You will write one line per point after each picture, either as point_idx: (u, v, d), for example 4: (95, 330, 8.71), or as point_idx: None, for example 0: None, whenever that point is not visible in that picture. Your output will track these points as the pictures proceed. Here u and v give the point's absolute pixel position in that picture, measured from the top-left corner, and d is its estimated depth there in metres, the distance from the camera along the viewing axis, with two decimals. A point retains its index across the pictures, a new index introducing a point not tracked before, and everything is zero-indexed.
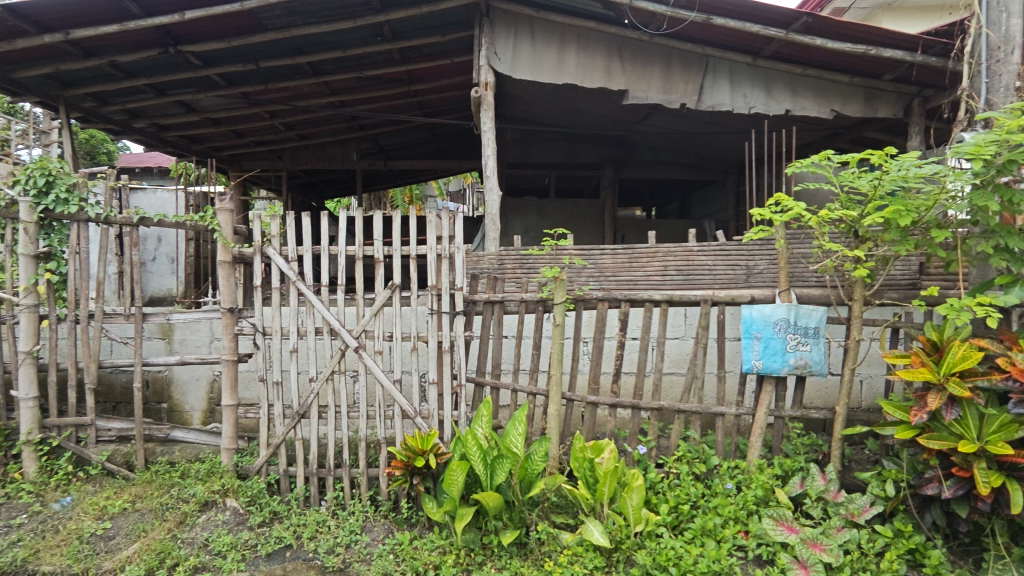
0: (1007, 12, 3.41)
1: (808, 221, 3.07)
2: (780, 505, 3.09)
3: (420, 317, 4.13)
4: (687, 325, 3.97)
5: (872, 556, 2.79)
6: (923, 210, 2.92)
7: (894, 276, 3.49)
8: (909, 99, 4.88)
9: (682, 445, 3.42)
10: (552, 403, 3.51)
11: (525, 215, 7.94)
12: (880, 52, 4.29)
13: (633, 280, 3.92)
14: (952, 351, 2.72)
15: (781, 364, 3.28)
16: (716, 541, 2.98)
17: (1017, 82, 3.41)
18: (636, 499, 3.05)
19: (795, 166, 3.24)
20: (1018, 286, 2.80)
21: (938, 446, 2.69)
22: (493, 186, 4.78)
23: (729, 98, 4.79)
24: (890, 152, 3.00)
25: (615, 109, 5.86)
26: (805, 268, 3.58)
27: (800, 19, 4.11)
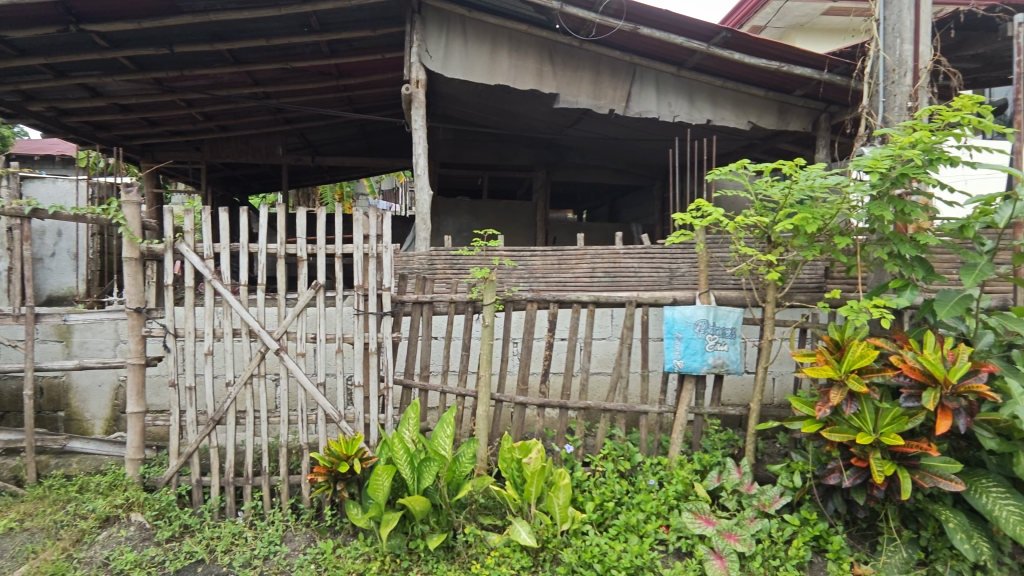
0: (900, 37, 3.72)
1: (725, 226, 3.22)
2: (698, 499, 3.21)
3: (346, 318, 4.00)
4: (613, 326, 4.07)
5: (781, 544, 2.95)
6: (827, 218, 3.12)
7: (803, 280, 3.70)
8: (817, 114, 5.22)
9: (608, 443, 3.49)
10: (479, 404, 3.49)
11: (458, 215, 7.91)
12: (792, 69, 4.57)
13: (562, 281, 3.98)
14: (852, 350, 2.91)
15: (701, 363, 3.41)
16: (639, 537, 3.05)
17: (909, 102, 3.70)
18: (562, 498, 3.10)
19: (714, 173, 3.39)
20: (908, 289, 3.04)
21: (839, 439, 2.88)
22: (423, 185, 4.70)
23: (655, 106, 4.95)
24: (800, 163, 3.19)
25: (547, 112, 5.92)
26: (723, 271, 3.76)
27: (720, 34, 4.31)
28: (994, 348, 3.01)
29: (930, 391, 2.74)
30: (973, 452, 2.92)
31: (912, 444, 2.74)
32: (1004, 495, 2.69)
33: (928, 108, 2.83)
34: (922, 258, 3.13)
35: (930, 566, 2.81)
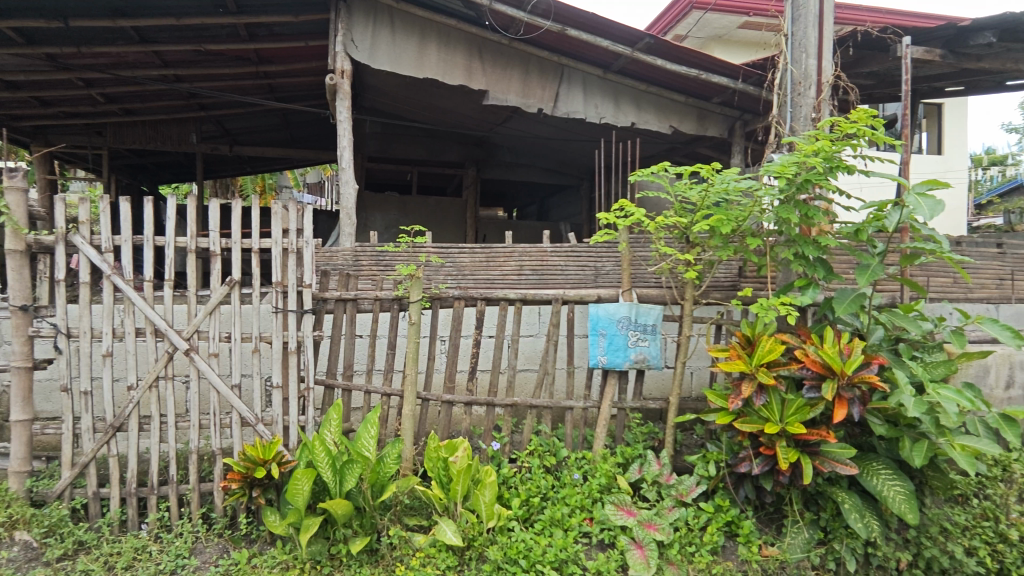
0: (806, 53, 3.98)
1: (646, 226, 3.33)
2: (620, 491, 3.30)
3: (263, 316, 3.82)
4: (541, 324, 4.11)
5: (696, 531, 3.08)
6: (740, 219, 3.28)
7: (719, 279, 3.92)
8: (732, 121, 5.50)
9: (534, 439, 3.52)
10: (405, 403, 3.42)
11: (386, 211, 7.77)
12: (709, 77, 4.79)
13: (489, 278, 4.00)
14: (761, 345, 3.09)
15: (623, 359, 3.51)
16: (564, 530, 3.11)
17: (813, 113, 3.97)
18: (489, 496, 3.10)
19: (637, 174, 3.49)
20: (811, 288, 3.27)
21: (749, 429, 3.04)
22: (348, 178, 4.56)
23: (582, 107, 5.04)
24: (715, 167, 3.34)
25: (477, 109, 5.90)
26: (646, 271, 3.93)
27: (644, 40, 4.45)
28: (884, 342, 3.28)
29: (829, 382, 2.95)
30: (866, 437, 3.16)
31: (813, 432, 2.94)
32: (893, 477, 2.94)
33: (829, 119, 3.04)
34: (824, 259, 3.36)
35: (829, 544, 3.01)
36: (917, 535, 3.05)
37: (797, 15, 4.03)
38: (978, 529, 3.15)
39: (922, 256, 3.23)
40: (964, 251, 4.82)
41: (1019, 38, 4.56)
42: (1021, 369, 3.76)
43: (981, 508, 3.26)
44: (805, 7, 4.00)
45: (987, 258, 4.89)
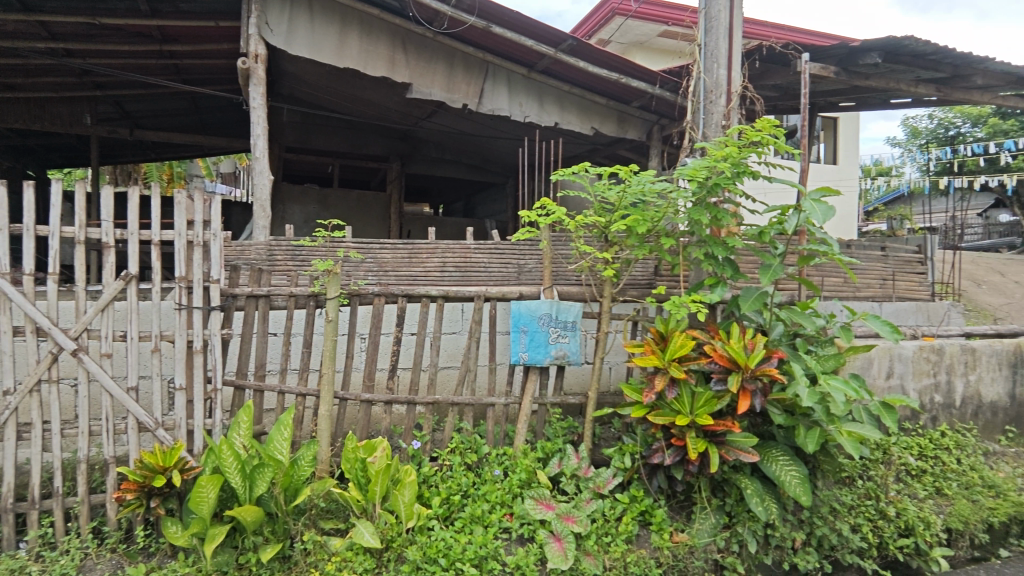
0: (717, 63, 4.19)
1: (567, 225, 3.39)
2: (540, 485, 3.35)
3: (165, 314, 3.57)
4: (464, 321, 4.09)
5: (612, 521, 3.17)
6: (655, 220, 3.41)
7: (636, 277, 4.21)
8: (650, 125, 5.71)
9: (455, 437, 3.50)
10: (321, 404, 3.30)
11: (304, 203, 7.50)
12: (629, 81, 4.94)
13: (412, 275, 3.94)
14: (674, 341, 3.23)
15: (544, 355, 3.56)
16: (484, 527, 3.11)
17: (722, 121, 4.18)
18: (408, 495, 3.04)
19: (558, 173, 3.54)
20: (720, 286, 3.45)
21: (662, 421, 3.17)
22: (262, 168, 4.33)
23: (506, 104, 5.06)
24: (633, 169, 3.44)
25: (401, 102, 5.79)
26: (566, 268, 4.11)
27: (567, 41, 4.53)
28: (783, 337, 3.50)
29: (734, 375, 3.13)
30: (767, 427, 3.38)
31: (720, 423, 3.10)
32: (789, 462, 3.15)
33: (737, 127, 3.20)
34: (732, 259, 3.55)
35: (734, 528, 3.19)
36: (810, 515, 3.29)
37: (710, 26, 4.24)
38: (862, 507, 3.45)
39: (817, 257, 3.46)
40: (853, 254, 5.29)
41: (900, 61, 5.00)
42: (899, 361, 4.13)
43: (865, 488, 3.55)
44: (716, 19, 4.21)
45: (872, 260, 5.40)
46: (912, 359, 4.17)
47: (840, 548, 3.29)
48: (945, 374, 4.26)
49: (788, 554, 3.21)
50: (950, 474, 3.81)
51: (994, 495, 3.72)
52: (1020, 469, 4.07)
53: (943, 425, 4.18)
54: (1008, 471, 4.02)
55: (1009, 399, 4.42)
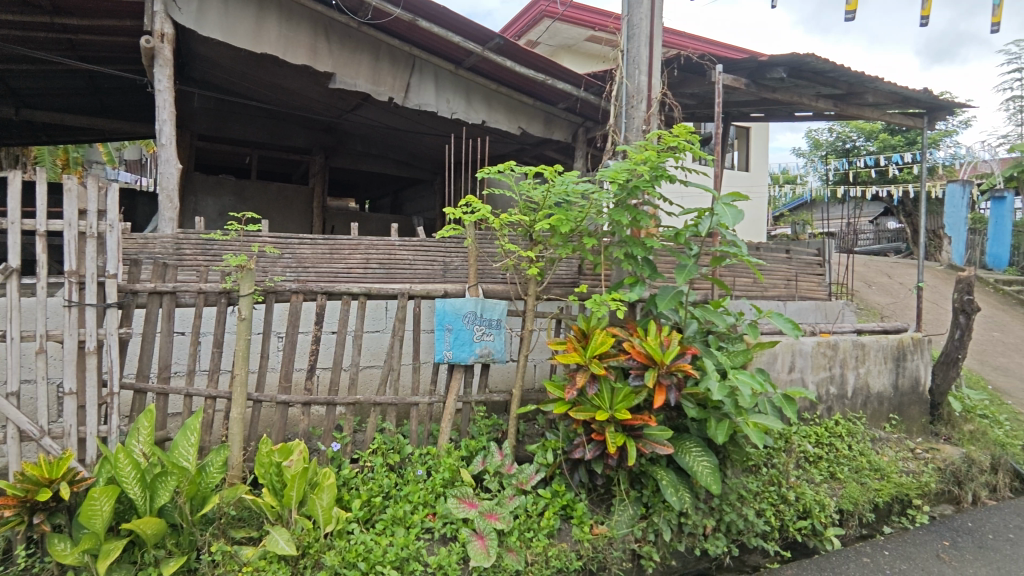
0: (638, 69, 4.34)
1: (491, 223, 3.39)
2: (463, 484, 3.34)
3: (54, 312, 3.25)
4: (388, 319, 3.99)
5: (534, 516, 3.21)
6: (579, 220, 3.48)
7: (561, 275, 4.28)
8: (576, 128, 5.84)
9: (378, 438, 3.44)
10: (232, 406, 3.12)
11: (219, 195, 7.08)
12: (555, 83, 5.02)
13: (333, 272, 3.82)
14: (594, 338, 3.32)
15: (468, 353, 3.55)
16: (406, 528, 3.06)
17: (643, 126, 4.33)
18: (326, 499, 2.93)
19: (484, 171, 3.52)
20: (639, 285, 3.58)
21: (582, 417, 3.24)
22: (168, 156, 4.03)
23: (433, 100, 5.00)
24: (557, 169, 3.49)
25: (323, 92, 5.59)
26: (492, 266, 4.12)
27: (494, 40, 4.54)
28: (697, 334, 3.67)
29: (651, 370, 3.25)
30: (681, 420, 3.54)
31: (637, 417, 3.21)
32: (701, 453, 3.31)
33: (656, 132, 3.31)
34: (650, 259, 3.67)
35: (650, 518, 3.31)
36: (720, 503, 3.47)
37: (632, 33, 4.38)
38: (766, 493, 3.68)
39: (728, 258, 3.64)
40: (760, 255, 5.65)
41: (803, 76, 5.37)
42: (800, 355, 4.44)
43: (769, 476, 3.80)
44: (638, 27, 4.36)
45: (777, 262, 5.78)
46: (811, 354, 4.49)
47: (746, 532, 3.48)
48: (839, 367, 4.62)
49: (699, 540, 3.36)
50: (843, 459, 4.13)
51: (880, 478, 4.06)
52: (902, 453, 4.46)
53: (837, 414, 4.53)
54: (892, 454, 4.40)
55: (893, 389, 4.85)
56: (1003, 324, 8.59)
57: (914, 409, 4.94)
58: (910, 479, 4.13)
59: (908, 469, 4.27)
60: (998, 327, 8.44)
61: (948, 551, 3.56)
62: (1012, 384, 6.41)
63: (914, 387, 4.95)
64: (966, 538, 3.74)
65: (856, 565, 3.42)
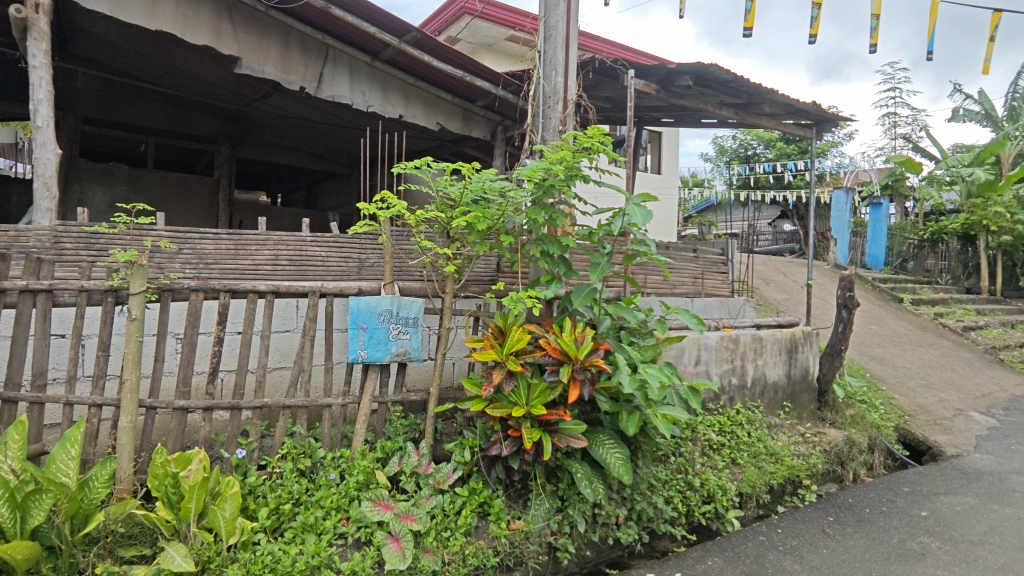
0: (555, 70, 4.41)
1: (407, 219, 3.32)
2: (378, 486, 3.26)
3: None
4: (299, 318, 3.79)
5: (451, 515, 3.19)
6: (496, 217, 3.48)
7: (478, 273, 4.28)
8: (494, 126, 5.86)
9: (288, 442, 3.28)
10: (120, 415, 2.87)
11: (109, 184, 6.50)
12: (474, 80, 5.01)
13: (238, 269, 3.60)
14: (510, 335, 3.34)
15: (384, 352, 3.49)
16: (317, 535, 2.94)
17: (559, 126, 4.42)
18: (229, 510, 2.74)
19: (400, 166, 3.44)
20: (555, 283, 3.65)
21: (499, 414, 3.26)
22: (45, 139, 3.61)
23: (348, 92, 4.83)
24: (475, 166, 3.47)
25: (228, 78, 5.27)
26: (409, 264, 4.04)
27: (411, 33, 4.46)
28: (610, 330, 3.78)
29: (565, 366, 3.31)
30: (595, 413, 3.65)
31: (553, 413, 3.26)
32: (614, 445, 3.42)
33: (571, 133, 3.36)
34: (566, 258, 3.75)
35: (565, 511, 3.38)
36: (631, 493, 3.61)
37: (549, 34, 4.46)
38: (674, 481, 3.87)
39: (639, 257, 3.78)
40: (670, 254, 5.93)
41: (708, 85, 5.68)
42: (705, 349, 4.70)
43: (676, 464, 4.00)
44: (555, 28, 4.44)
45: (685, 261, 6.09)
46: (715, 347, 4.76)
47: (655, 519, 3.64)
48: (740, 360, 4.94)
49: (612, 530, 3.46)
50: (743, 445, 4.41)
51: (775, 462, 4.38)
52: (794, 437, 4.83)
53: (738, 404, 4.83)
54: (786, 439, 4.76)
55: (786, 379, 5.24)
56: (879, 317, 9.53)
57: (804, 397, 5.36)
58: (801, 461, 4.48)
59: (799, 452, 4.63)
60: (875, 320, 9.35)
61: (832, 526, 3.89)
62: (886, 372, 7.12)
63: (804, 377, 5.37)
64: (847, 513, 4.09)
65: (753, 543, 3.65)
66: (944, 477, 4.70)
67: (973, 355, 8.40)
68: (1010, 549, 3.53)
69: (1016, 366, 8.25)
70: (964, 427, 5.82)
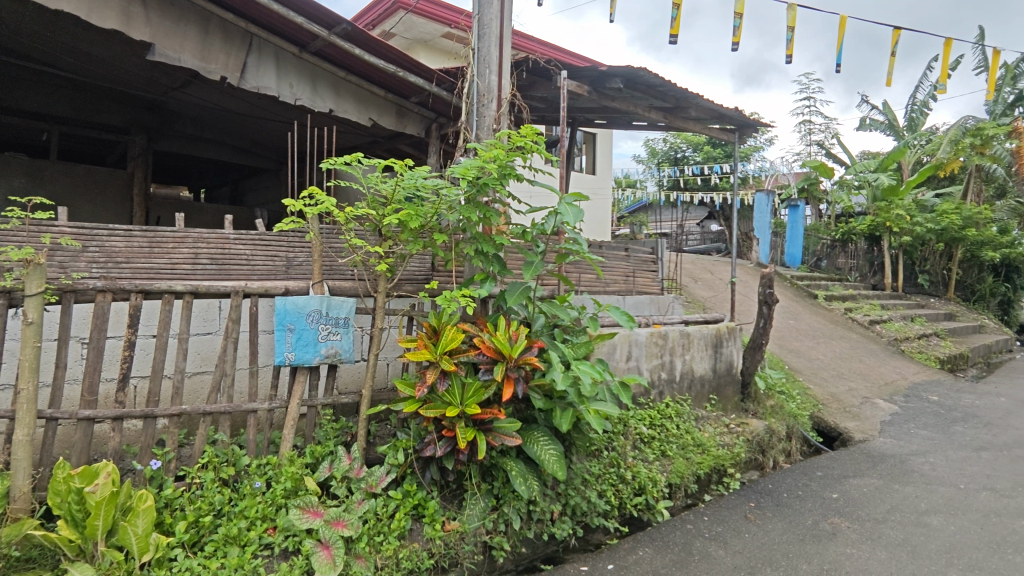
0: (489, 68, 4.41)
1: (336, 217, 3.22)
2: (308, 493, 3.15)
3: None
4: (221, 319, 3.60)
5: (385, 519, 3.12)
6: (429, 215, 3.42)
7: (412, 271, 4.21)
8: (429, 123, 5.79)
9: (209, 450, 3.11)
10: (15, 428, 2.63)
11: (4, 175, 5.93)
12: (407, 76, 4.93)
13: (153, 268, 3.37)
14: (444, 334, 3.30)
15: (313, 354, 3.37)
16: (241, 547, 2.81)
17: (493, 125, 4.42)
18: (142, 525, 2.56)
19: (328, 162, 3.33)
20: (489, 281, 3.66)
21: (433, 414, 3.22)
22: None
23: (274, 83, 4.63)
24: (407, 163, 3.41)
25: (142, 64, 4.94)
26: (339, 263, 3.92)
27: (341, 26, 4.33)
28: (544, 328, 3.82)
29: (499, 365, 3.32)
30: (530, 411, 3.68)
31: (487, 411, 3.26)
32: (548, 442, 3.46)
33: (505, 131, 3.36)
34: (500, 256, 3.76)
35: (500, 509, 3.39)
36: (566, 488, 3.67)
37: (483, 33, 4.44)
38: (606, 476, 3.96)
39: (572, 256, 3.83)
40: (602, 253, 6.06)
41: (637, 88, 5.84)
42: (635, 345, 4.84)
43: (609, 458, 4.09)
44: (489, 27, 4.43)
45: (618, 259, 6.25)
46: (645, 343, 4.91)
47: (589, 513, 3.70)
48: (669, 355, 5.12)
49: (547, 525, 3.50)
50: (672, 438, 4.57)
51: (702, 452, 4.56)
52: (719, 428, 5.04)
53: (667, 398, 5.00)
54: (711, 430, 4.96)
55: (712, 372, 5.46)
56: (797, 312, 10.11)
57: (729, 389, 5.61)
58: (725, 451, 4.69)
59: (724, 442, 4.84)
60: (792, 315, 9.92)
61: (753, 511, 4.10)
62: (802, 364, 7.58)
63: (729, 370, 5.62)
64: (767, 498, 4.32)
65: (681, 532, 3.79)
66: (852, 460, 5.05)
67: (878, 347, 9.08)
68: (908, 525, 3.84)
69: (914, 356, 8.99)
70: (870, 413, 6.28)
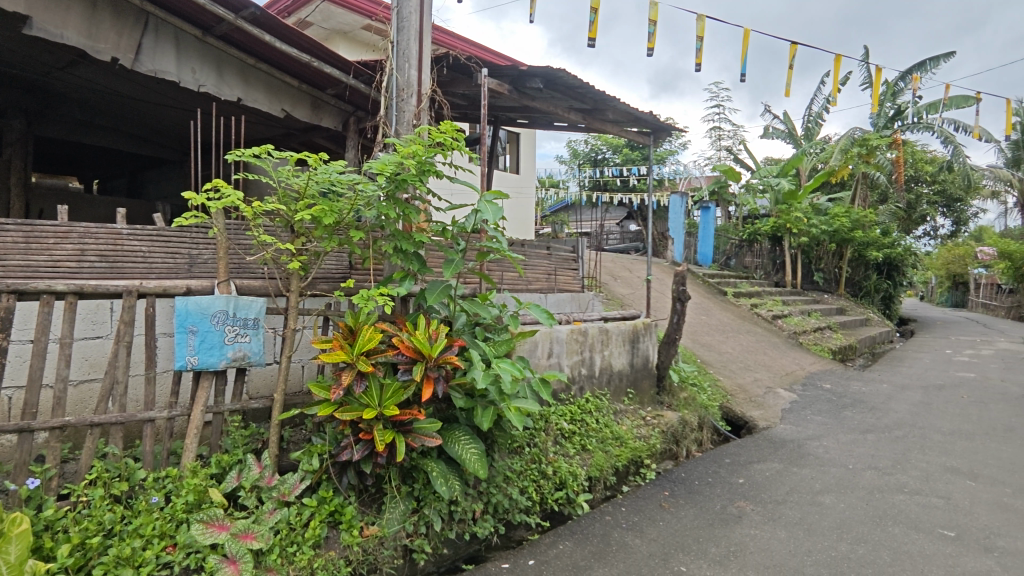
0: (408, 62, 4.31)
1: (243, 212, 3.03)
2: (212, 506, 2.94)
3: None
4: (113, 322, 3.30)
5: (298, 529, 2.98)
6: (345, 212, 3.29)
7: (328, 269, 4.04)
8: (346, 116, 5.60)
9: (97, 465, 2.85)
10: None
11: None
12: (321, 67, 4.74)
13: (30, 265, 3.03)
14: (361, 334, 3.20)
15: (217, 357, 3.17)
16: (135, 568, 2.59)
17: (412, 120, 4.33)
18: (15, 552, 2.30)
19: (233, 154, 3.13)
20: (408, 280, 3.58)
21: (349, 417, 3.11)
22: None
23: (174, 67, 4.30)
24: (321, 157, 3.27)
25: (18, 40, 4.44)
26: (248, 261, 3.70)
27: (249, 10, 4.09)
28: (465, 327, 3.81)
29: (418, 365, 3.25)
30: (451, 410, 3.65)
31: (406, 412, 3.20)
32: (469, 441, 3.43)
33: (425, 126, 3.28)
34: (420, 254, 3.70)
35: (421, 511, 3.32)
36: (487, 486, 3.68)
37: (402, 26, 4.34)
38: (528, 472, 4.00)
39: (493, 253, 3.82)
40: (524, 251, 6.12)
41: (557, 88, 5.92)
42: (556, 342, 4.92)
43: (530, 454, 4.14)
44: (408, 20, 4.34)
45: (539, 258, 6.33)
46: (565, 340, 5.00)
47: (511, 510, 3.72)
48: (589, 351, 5.24)
49: (469, 525, 3.47)
50: (592, 432, 4.68)
51: (620, 445, 4.70)
52: (636, 421, 5.22)
53: (587, 393, 5.12)
54: (629, 423, 5.13)
55: (629, 367, 5.64)
56: (708, 308, 10.65)
57: (645, 382, 5.82)
58: (642, 443, 4.87)
59: (641, 434, 5.02)
60: (704, 311, 10.46)
61: (667, 499, 4.27)
62: (713, 357, 8.00)
63: (645, 365, 5.82)
64: (680, 486, 4.52)
65: (601, 523, 3.88)
66: (757, 447, 5.39)
67: (780, 340, 9.75)
68: (804, 505, 4.13)
69: (811, 348, 9.74)
70: (772, 402, 6.73)
